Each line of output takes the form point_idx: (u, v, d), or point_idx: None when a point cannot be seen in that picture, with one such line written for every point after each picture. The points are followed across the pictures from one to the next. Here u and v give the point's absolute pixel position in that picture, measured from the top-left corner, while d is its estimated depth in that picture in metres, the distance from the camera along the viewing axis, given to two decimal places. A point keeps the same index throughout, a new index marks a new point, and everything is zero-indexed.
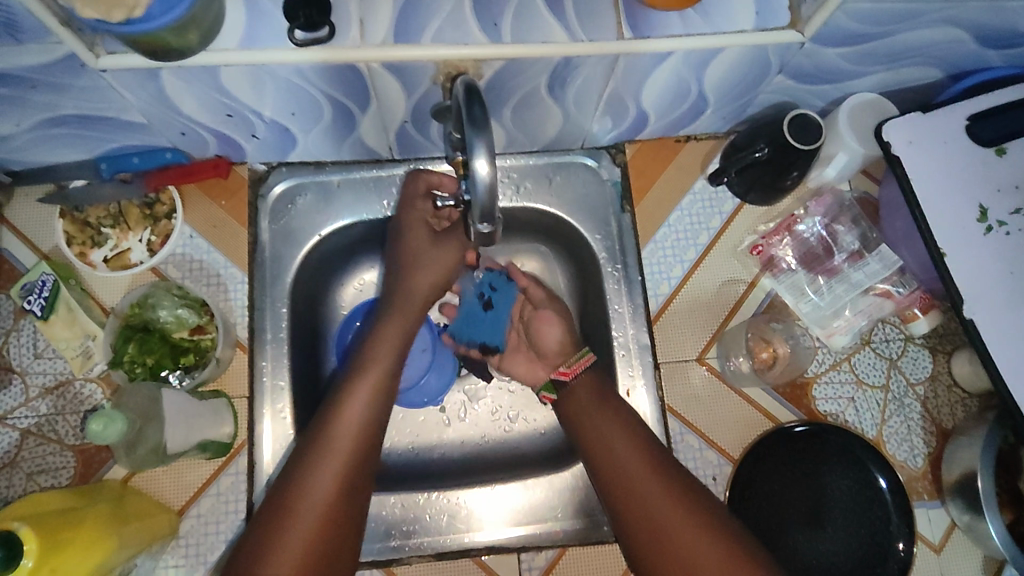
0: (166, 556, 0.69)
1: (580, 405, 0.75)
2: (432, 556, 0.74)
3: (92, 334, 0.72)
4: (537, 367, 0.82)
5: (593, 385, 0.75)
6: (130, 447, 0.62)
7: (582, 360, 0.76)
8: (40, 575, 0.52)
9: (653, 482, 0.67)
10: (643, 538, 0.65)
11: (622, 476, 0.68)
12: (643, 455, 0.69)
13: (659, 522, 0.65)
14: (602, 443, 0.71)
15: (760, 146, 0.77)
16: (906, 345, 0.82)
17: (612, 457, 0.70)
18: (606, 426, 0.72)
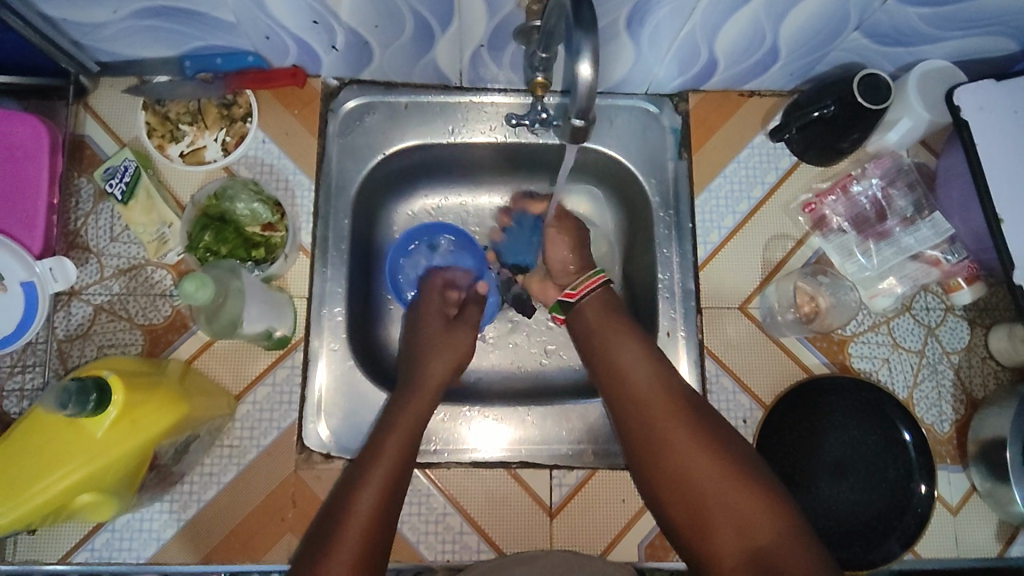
0: (223, 436, 0.73)
1: (602, 342, 0.75)
2: (468, 464, 0.77)
3: (167, 222, 0.76)
4: (549, 287, 0.87)
5: (607, 318, 0.77)
6: (212, 316, 0.66)
7: (588, 281, 0.80)
8: (121, 425, 0.55)
9: (679, 428, 0.68)
10: (667, 483, 0.67)
11: (648, 421, 0.69)
12: (667, 397, 0.70)
13: (682, 470, 0.66)
14: (627, 386, 0.71)
15: (826, 104, 0.78)
16: (946, 314, 0.83)
17: (639, 401, 0.70)
18: (631, 366, 0.72)
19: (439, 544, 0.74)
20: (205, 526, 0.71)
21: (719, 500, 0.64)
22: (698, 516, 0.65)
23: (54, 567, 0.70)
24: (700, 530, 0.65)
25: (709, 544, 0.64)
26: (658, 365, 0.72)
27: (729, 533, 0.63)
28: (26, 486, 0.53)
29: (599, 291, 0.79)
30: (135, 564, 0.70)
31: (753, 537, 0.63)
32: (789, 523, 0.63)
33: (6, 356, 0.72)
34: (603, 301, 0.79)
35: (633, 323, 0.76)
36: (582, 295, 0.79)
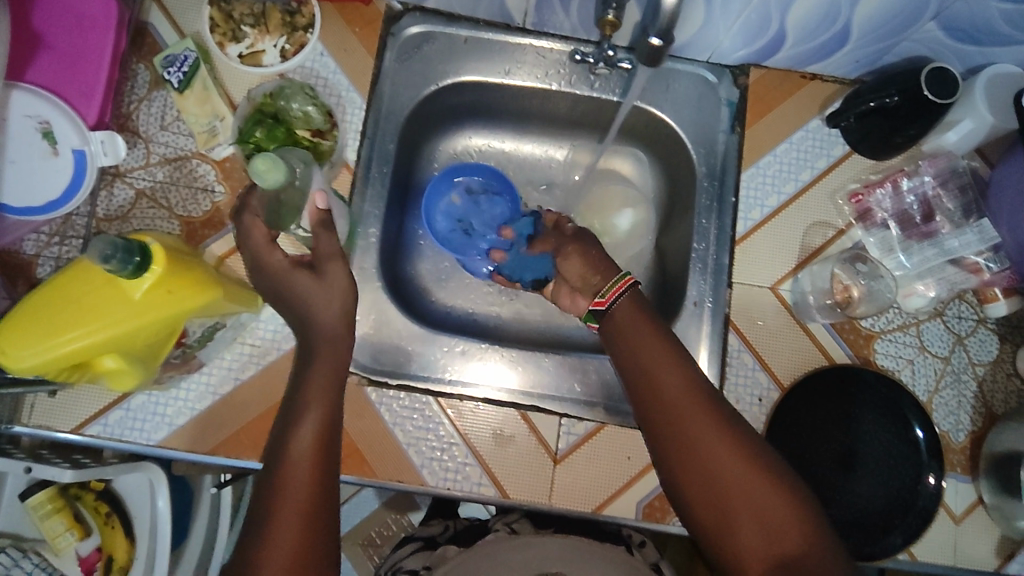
0: (245, 335, 0.74)
1: (631, 347, 0.68)
2: (479, 399, 0.78)
3: (219, 117, 0.76)
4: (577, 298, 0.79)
5: (636, 319, 0.70)
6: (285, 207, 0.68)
7: (616, 285, 0.72)
8: (156, 292, 0.55)
9: (709, 433, 0.63)
10: (695, 485, 0.62)
11: (676, 424, 0.64)
12: (698, 403, 0.64)
13: (712, 471, 0.62)
14: (656, 393, 0.65)
15: (891, 92, 0.76)
16: (977, 326, 0.82)
17: (669, 408, 0.64)
18: (661, 371, 0.66)
19: (442, 472, 0.75)
20: (218, 419, 0.72)
21: (748, 504, 0.60)
22: (724, 517, 0.61)
23: (67, 435, 0.71)
24: (725, 532, 0.61)
25: (733, 546, 0.60)
26: (690, 370, 0.66)
27: (755, 538, 0.59)
28: (56, 333, 0.54)
29: (628, 294, 0.71)
30: (145, 445, 0.71)
31: (780, 543, 0.59)
32: (817, 533, 0.59)
33: (46, 226, 0.72)
34: (633, 304, 0.71)
35: (664, 327, 0.70)
36: (612, 302, 0.71)
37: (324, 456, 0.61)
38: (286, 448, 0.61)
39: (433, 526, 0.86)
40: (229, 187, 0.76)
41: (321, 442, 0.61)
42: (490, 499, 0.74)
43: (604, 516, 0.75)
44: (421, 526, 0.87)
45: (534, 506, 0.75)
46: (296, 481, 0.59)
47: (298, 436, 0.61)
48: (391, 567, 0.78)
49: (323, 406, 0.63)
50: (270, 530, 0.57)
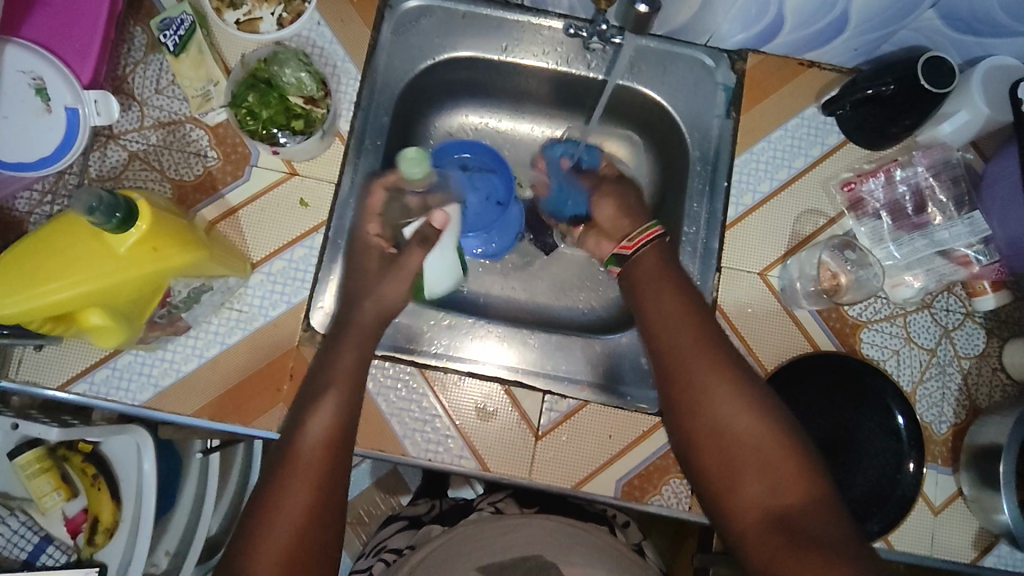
0: (232, 300, 0.74)
1: (653, 296, 0.70)
2: (463, 373, 0.78)
3: (214, 81, 0.77)
4: (602, 241, 0.81)
5: (659, 272, 0.72)
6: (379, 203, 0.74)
7: (643, 233, 0.74)
8: (142, 247, 0.56)
9: (722, 384, 0.63)
10: (702, 435, 0.63)
11: (690, 370, 0.64)
12: (713, 355, 0.65)
13: (720, 420, 0.62)
14: (673, 340, 0.67)
15: (887, 81, 0.76)
16: (964, 319, 0.82)
17: (684, 355, 0.65)
18: (680, 320, 0.67)
19: (423, 444, 0.75)
20: (203, 382, 0.73)
21: (754, 455, 0.60)
22: (728, 468, 0.61)
23: (53, 392, 0.71)
24: (727, 483, 0.61)
25: (734, 497, 0.60)
26: (705, 325, 0.67)
27: (757, 489, 0.59)
28: (41, 284, 0.54)
29: (653, 245, 0.74)
30: (130, 405, 0.72)
31: (782, 496, 0.58)
32: (821, 491, 0.59)
33: (39, 183, 0.73)
34: (657, 257, 0.73)
35: (686, 281, 0.71)
36: (638, 248, 0.74)
37: (338, 442, 0.63)
38: (301, 434, 0.63)
39: (420, 506, 0.88)
40: (222, 152, 0.76)
41: (337, 430, 0.63)
42: (470, 471, 0.75)
43: (583, 492, 0.76)
44: (408, 505, 0.89)
45: (514, 479, 0.75)
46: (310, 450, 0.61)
47: (313, 425, 0.63)
48: (377, 545, 0.80)
49: (343, 400, 0.65)
50: (276, 503, 0.58)
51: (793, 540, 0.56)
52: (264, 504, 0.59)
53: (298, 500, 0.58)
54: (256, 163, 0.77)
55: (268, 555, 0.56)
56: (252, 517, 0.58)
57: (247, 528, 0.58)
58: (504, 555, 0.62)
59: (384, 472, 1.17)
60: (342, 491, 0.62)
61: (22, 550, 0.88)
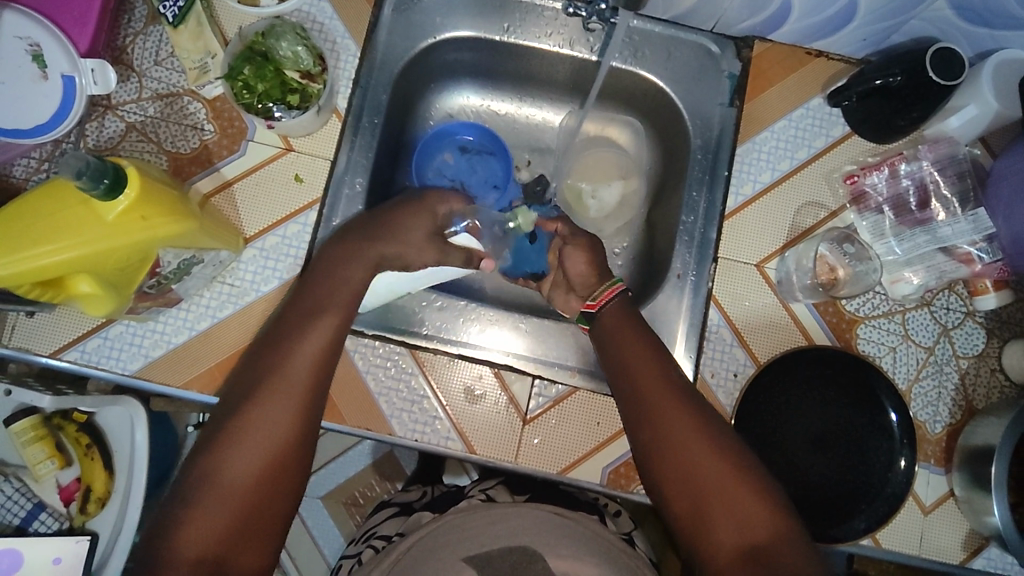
0: (225, 275, 0.74)
1: (618, 345, 0.70)
2: (454, 354, 0.78)
3: (212, 54, 0.76)
4: (571, 300, 0.82)
5: (625, 320, 0.72)
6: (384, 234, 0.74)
7: (606, 290, 0.74)
8: (130, 216, 0.56)
9: (688, 431, 0.62)
10: (672, 479, 0.62)
11: (655, 418, 0.64)
12: (676, 398, 0.64)
13: (687, 465, 0.61)
14: (638, 390, 0.66)
15: (893, 72, 0.74)
16: (965, 318, 0.81)
17: (647, 405, 0.65)
18: (643, 365, 0.67)
19: (411, 424, 0.75)
20: (193, 354, 0.73)
21: (720, 495, 0.59)
22: (698, 508, 0.60)
23: (45, 359, 0.72)
24: (699, 522, 0.60)
25: (708, 537, 0.59)
26: (667, 368, 0.67)
27: (729, 527, 0.58)
28: (26, 250, 0.54)
29: (618, 300, 0.73)
30: (120, 374, 0.72)
31: (751, 533, 0.58)
32: (788, 527, 0.58)
33: (36, 151, 0.73)
34: (624, 307, 0.73)
35: (651, 331, 0.71)
36: (601, 305, 0.74)
37: (322, 379, 0.62)
38: (290, 362, 0.61)
39: (411, 492, 0.87)
40: (219, 126, 0.76)
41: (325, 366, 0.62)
42: (456, 453, 0.75)
43: (569, 477, 0.75)
44: (399, 492, 0.89)
45: (500, 464, 0.75)
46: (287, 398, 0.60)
47: (300, 355, 0.62)
48: (366, 532, 0.80)
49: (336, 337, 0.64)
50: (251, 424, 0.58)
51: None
52: (241, 424, 0.58)
53: (277, 426, 0.58)
54: (253, 137, 0.77)
55: (241, 477, 0.56)
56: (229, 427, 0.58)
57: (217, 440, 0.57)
58: (487, 540, 0.61)
59: (379, 454, 1.18)
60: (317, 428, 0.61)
61: (16, 516, 0.89)
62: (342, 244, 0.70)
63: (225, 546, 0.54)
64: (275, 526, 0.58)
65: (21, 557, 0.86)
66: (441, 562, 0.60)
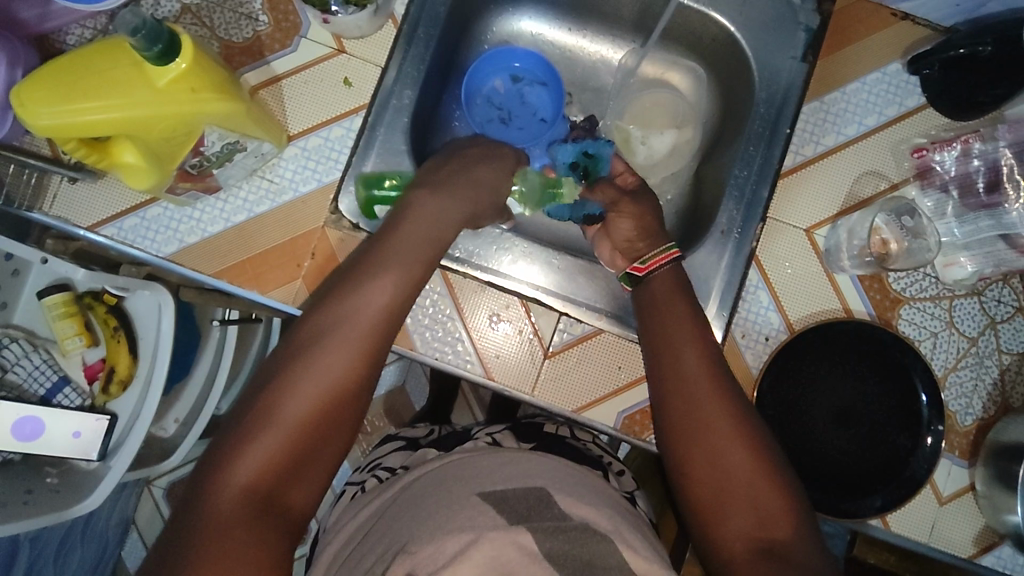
0: (262, 172, 0.73)
1: (663, 320, 0.69)
2: (482, 282, 0.76)
3: None
4: (617, 256, 0.78)
5: (674, 293, 0.71)
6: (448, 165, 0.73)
7: (658, 255, 0.73)
8: (180, 84, 0.55)
9: (724, 421, 0.62)
10: (697, 467, 0.62)
11: (691, 401, 0.64)
12: (717, 387, 0.64)
13: (717, 451, 0.62)
14: (677, 372, 0.65)
15: (985, 41, 0.70)
16: (1015, 313, 0.77)
17: (684, 387, 0.65)
18: (687, 349, 0.66)
19: (432, 343, 0.75)
20: (226, 246, 0.73)
21: (744, 487, 0.60)
22: (718, 497, 0.61)
23: (83, 231, 0.72)
24: (715, 512, 0.61)
25: (721, 530, 0.60)
26: (712, 356, 0.66)
27: (745, 520, 0.59)
28: (75, 108, 0.53)
29: (669, 268, 0.73)
30: (154, 256, 0.73)
31: (769, 529, 0.59)
32: (805, 531, 0.59)
33: (91, 21, 0.72)
34: (673, 278, 0.72)
35: (698, 309, 0.70)
36: (651, 270, 0.73)
37: (377, 342, 0.60)
38: (354, 304, 0.60)
39: (418, 429, 0.88)
40: (273, 18, 0.75)
41: (386, 313, 0.61)
42: (474, 377, 0.75)
43: (584, 417, 0.75)
44: (408, 427, 0.90)
45: (515, 395, 0.75)
46: (343, 335, 0.59)
47: (359, 300, 0.61)
48: (372, 462, 0.81)
49: (404, 288, 0.62)
50: (304, 377, 0.57)
51: (780, 570, 0.56)
52: (294, 388, 0.56)
53: (325, 380, 0.57)
54: (306, 34, 0.75)
55: (294, 410, 0.55)
56: (286, 362, 0.58)
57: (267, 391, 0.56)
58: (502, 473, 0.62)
59: (391, 386, 1.19)
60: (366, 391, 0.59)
61: (41, 387, 0.92)
62: (403, 210, 0.67)
63: (273, 481, 0.54)
64: (330, 461, 0.58)
65: (42, 426, 0.87)
66: (455, 491, 0.61)
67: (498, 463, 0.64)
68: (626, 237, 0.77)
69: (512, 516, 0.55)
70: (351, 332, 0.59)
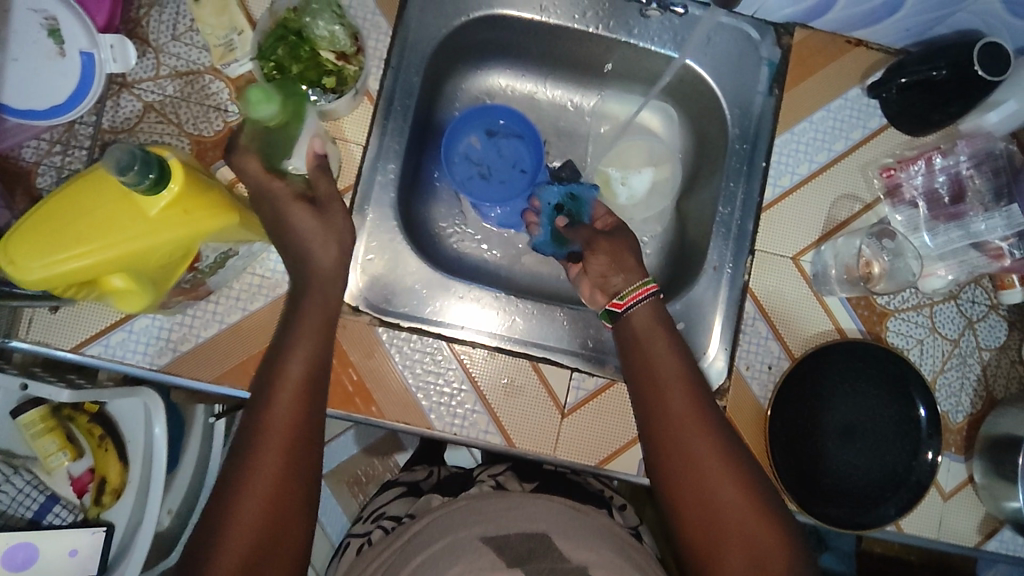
0: (251, 269, 0.71)
1: (645, 359, 0.67)
2: (490, 348, 0.76)
3: (238, 30, 0.72)
4: (597, 293, 0.76)
5: (653, 326, 0.69)
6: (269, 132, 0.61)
7: (636, 290, 0.70)
8: (172, 210, 0.53)
9: (710, 457, 0.62)
10: (691, 508, 0.61)
11: (680, 440, 0.63)
12: (701, 423, 0.63)
13: (706, 491, 0.61)
14: (663, 410, 0.64)
15: (939, 65, 0.73)
16: (989, 312, 0.82)
17: (675, 425, 0.63)
18: (669, 386, 0.65)
19: (449, 418, 0.74)
20: (223, 348, 0.70)
21: (736, 527, 0.59)
22: (712, 536, 0.60)
23: (66, 354, 0.68)
24: (711, 555, 0.59)
25: (719, 571, 0.59)
26: (694, 389, 0.65)
27: (742, 560, 0.58)
28: (65, 246, 0.51)
29: (647, 303, 0.70)
30: (147, 369, 0.69)
31: (764, 567, 0.58)
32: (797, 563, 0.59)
33: (48, 132, 0.68)
34: (653, 313, 0.70)
35: (681, 342, 0.69)
36: (629, 306, 0.70)
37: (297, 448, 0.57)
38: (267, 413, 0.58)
39: (417, 471, 0.83)
40: None
41: (301, 415, 0.59)
42: (494, 447, 0.74)
43: (608, 469, 0.76)
44: (403, 471, 0.84)
45: (537, 456, 0.75)
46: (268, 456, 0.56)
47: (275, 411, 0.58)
48: (374, 511, 0.75)
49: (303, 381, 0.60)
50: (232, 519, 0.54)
51: None
52: (254, 517, 0.54)
53: (254, 515, 0.54)
54: None
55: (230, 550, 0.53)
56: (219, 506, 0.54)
57: (219, 514, 0.54)
58: (511, 516, 0.56)
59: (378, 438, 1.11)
60: (310, 477, 0.58)
61: (28, 509, 0.86)
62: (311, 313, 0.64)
63: None
64: None
65: (35, 550, 0.83)
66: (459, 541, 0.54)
67: (505, 510, 0.58)
68: (601, 272, 0.74)
69: (512, 558, 0.51)
70: (270, 449, 0.56)
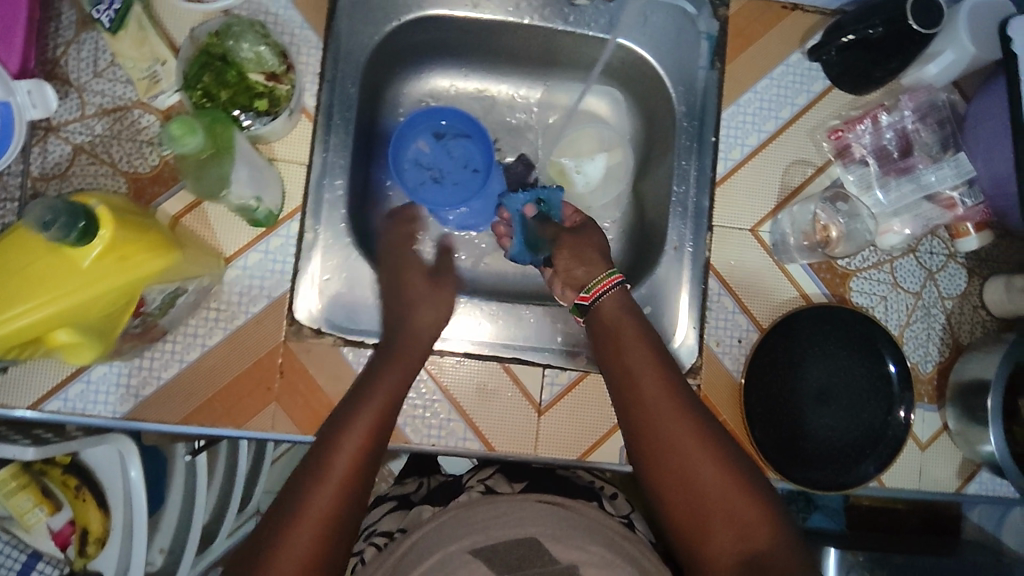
0: (207, 303, 0.70)
1: (616, 346, 0.67)
2: (459, 355, 0.76)
3: (160, 60, 0.69)
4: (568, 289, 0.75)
5: (621, 312, 0.69)
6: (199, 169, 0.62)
7: (602, 281, 0.71)
8: (106, 259, 0.51)
9: (685, 436, 0.61)
10: (673, 488, 0.60)
11: (656, 423, 0.62)
12: (675, 404, 0.63)
13: (687, 470, 0.60)
14: (637, 393, 0.64)
15: (874, 23, 0.73)
16: (948, 261, 0.83)
17: (651, 408, 0.63)
18: (642, 370, 0.65)
19: (426, 430, 0.74)
20: (187, 386, 0.69)
21: (717, 503, 0.59)
22: (698, 514, 0.59)
23: (26, 413, 0.67)
24: (695, 531, 0.59)
25: (706, 547, 0.58)
26: (667, 371, 0.65)
27: (726, 535, 0.58)
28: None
29: (615, 291, 0.70)
30: (110, 417, 0.68)
31: (749, 540, 0.57)
32: (783, 536, 0.58)
33: None
34: (620, 301, 0.70)
35: (649, 327, 0.69)
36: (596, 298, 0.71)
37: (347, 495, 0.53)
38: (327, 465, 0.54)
39: None
40: None
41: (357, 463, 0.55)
42: (474, 452, 0.74)
43: (590, 461, 0.76)
44: None
45: (519, 457, 0.75)
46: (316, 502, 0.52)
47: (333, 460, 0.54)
48: None
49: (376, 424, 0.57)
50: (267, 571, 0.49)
51: None
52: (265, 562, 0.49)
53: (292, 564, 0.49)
54: None
55: None
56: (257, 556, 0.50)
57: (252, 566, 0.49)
58: (498, 524, 0.55)
59: None
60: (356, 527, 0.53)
61: None
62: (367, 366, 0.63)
63: None
64: None
65: None
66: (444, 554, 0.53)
67: (493, 518, 0.56)
68: (566, 267, 0.74)
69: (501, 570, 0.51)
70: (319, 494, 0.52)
